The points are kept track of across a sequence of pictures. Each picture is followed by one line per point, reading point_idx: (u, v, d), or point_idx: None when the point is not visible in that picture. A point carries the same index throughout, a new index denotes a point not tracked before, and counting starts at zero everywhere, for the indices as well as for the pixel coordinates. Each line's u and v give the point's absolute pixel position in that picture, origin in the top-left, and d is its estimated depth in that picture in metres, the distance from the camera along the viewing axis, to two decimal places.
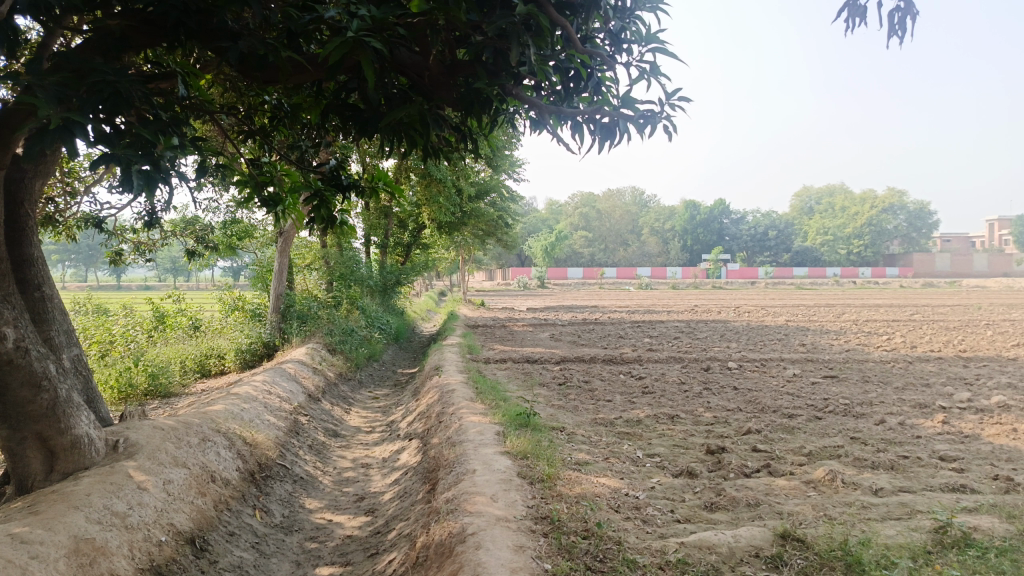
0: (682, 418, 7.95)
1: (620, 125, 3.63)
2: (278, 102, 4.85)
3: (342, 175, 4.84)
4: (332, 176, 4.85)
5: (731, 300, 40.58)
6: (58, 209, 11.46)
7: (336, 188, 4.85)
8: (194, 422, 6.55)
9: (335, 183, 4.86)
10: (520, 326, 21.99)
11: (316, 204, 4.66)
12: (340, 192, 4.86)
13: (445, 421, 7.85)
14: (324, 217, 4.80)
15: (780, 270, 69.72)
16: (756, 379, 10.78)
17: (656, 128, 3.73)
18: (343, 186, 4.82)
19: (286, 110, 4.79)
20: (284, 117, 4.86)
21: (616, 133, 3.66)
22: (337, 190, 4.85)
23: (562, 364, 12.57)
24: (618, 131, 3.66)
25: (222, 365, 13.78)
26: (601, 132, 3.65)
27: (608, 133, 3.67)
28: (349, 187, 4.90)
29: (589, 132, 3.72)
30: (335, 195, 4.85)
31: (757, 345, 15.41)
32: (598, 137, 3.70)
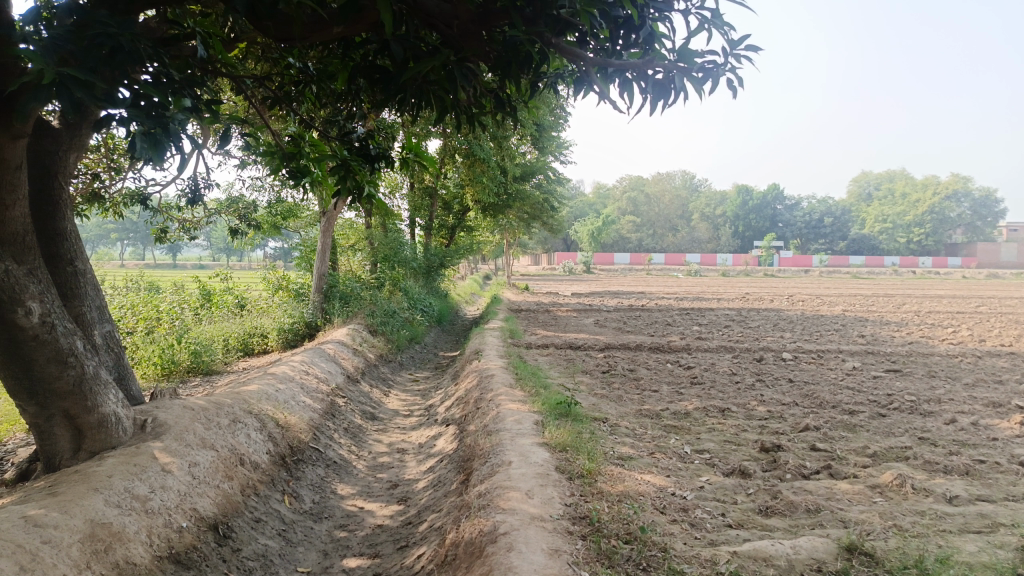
0: (733, 412, 7.49)
1: (675, 81, 3.23)
2: (303, 66, 4.57)
3: (371, 147, 4.53)
4: (361, 146, 4.54)
5: (783, 288, 39.36)
6: (104, 186, 11.51)
7: (365, 160, 4.54)
8: (226, 402, 6.38)
9: (364, 154, 4.54)
10: (564, 311, 21.60)
11: (342, 176, 4.34)
12: (369, 164, 4.54)
13: (482, 408, 7.57)
14: (351, 188, 4.45)
15: (835, 258, 67.55)
16: (812, 371, 10.22)
17: (717, 83, 3.30)
18: (373, 158, 4.51)
19: (313, 74, 4.51)
20: (311, 81, 4.57)
21: (670, 90, 3.27)
22: (366, 162, 4.54)
23: (607, 351, 12.18)
24: (672, 88, 3.26)
25: (265, 344, 13.75)
26: (654, 89, 3.27)
27: (662, 91, 3.28)
28: (378, 158, 4.59)
29: (641, 91, 3.34)
30: (362, 166, 4.55)
31: (812, 336, 14.72)
32: (651, 95, 3.31)
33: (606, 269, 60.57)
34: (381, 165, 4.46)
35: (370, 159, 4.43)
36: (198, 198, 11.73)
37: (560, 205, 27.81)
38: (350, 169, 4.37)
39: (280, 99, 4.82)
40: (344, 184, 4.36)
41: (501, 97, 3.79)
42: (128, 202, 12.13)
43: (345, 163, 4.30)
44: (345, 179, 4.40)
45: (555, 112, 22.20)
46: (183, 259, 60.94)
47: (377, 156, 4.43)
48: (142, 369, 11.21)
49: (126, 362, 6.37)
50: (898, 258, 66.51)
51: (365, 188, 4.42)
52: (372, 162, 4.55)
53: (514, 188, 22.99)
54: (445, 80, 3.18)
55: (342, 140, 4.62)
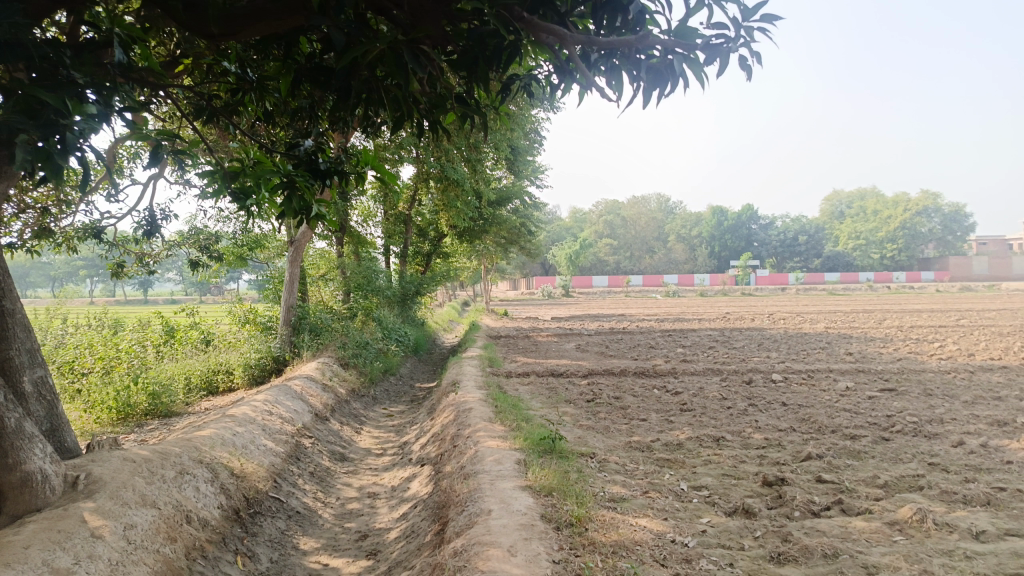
0: (729, 442, 6.99)
1: (673, 66, 2.79)
2: (242, 71, 4.03)
3: (320, 160, 4.02)
4: (310, 160, 4.02)
5: (763, 307, 39.21)
6: (55, 221, 10.90)
7: (314, 175, 4.02)
8: (173, 452, 5.76)
9: (312, 169, 4.03)
10: (544, 336, 21.08)
11: (288, 195, 3.79)
12: (319, 181, 4.03)
13: (459, 446, 6.99)
14: (297, 210, 3.93)
15: (811, 276, 67.96)
16: (804, 393, 9.77)
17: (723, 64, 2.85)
18: (326, 174, 4.00)
19: (255, 81, 3.98)
20: (253, 90, 4.03)
21: (668, 76, 2.82)
22: (315, 177, 4.03)
23: (590, 377, 11.68)
24: (669, 74, 2.83)
25: (230, 381, 13.04)
26: (648, 76, 2.83)
27: (659, 77, 2.84)
28: (329, 173, 4.06)
29: (632, 78, 2.92)
30: (311, 183, 4.03)
31: (799, 355, 14.33)
32: (645, 83, 2.87)
33: (585, 293, 60.30)
34: (334, 182, 3.92)
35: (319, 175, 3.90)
36: (156, 229, 11.16)
37: (537, 229, 27.44)
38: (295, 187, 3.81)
39: (218, 111, 4.27)
40: (290, 204, 3.83)
41: (467, 104, 3.33)
42: (81, 237, 11.50)
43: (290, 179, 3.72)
44: (292, 199, 3.85)
45: (529, 135, 21.92)
46: (155, 294, 59.79)
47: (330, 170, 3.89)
48: (95, 414, 10.47)
49: (60, 410, 5.68)
50: (873, 274, 67.03)
51: (316, 208, 3.89)
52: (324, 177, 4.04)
53: (490, 212, 22.60)
54: (394, 67, 2.70)
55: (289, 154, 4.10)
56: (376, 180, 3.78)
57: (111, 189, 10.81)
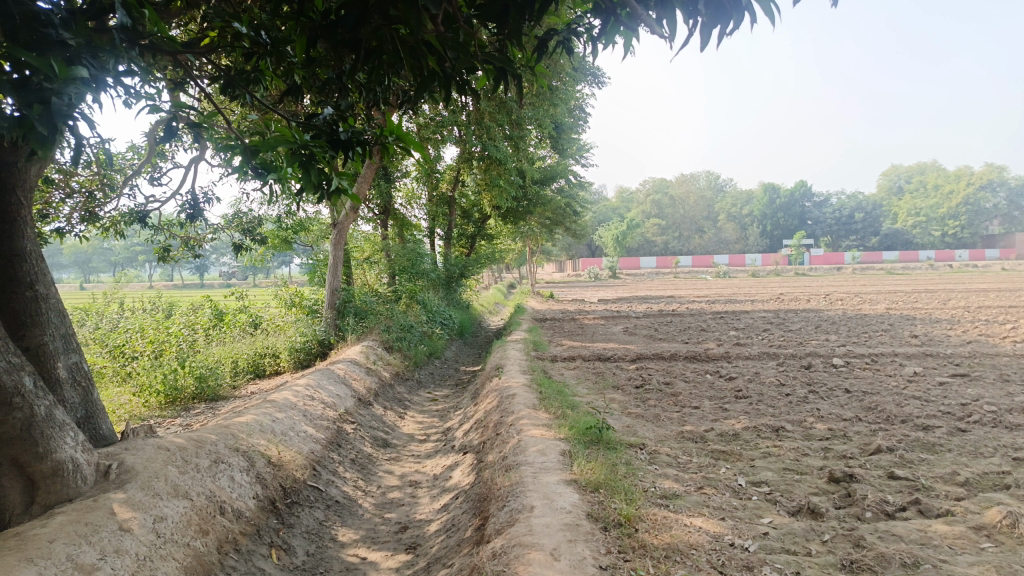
0: (790, 433, 6.55)
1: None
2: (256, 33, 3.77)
3: (340, 129, 3.72)
4: (328, 130, 3.73)
5: (817, 287, 38.03)
6: (101, 205, 10.94)
7: (332, 145, 3.73)
8: (209, 439, 5.61)
9: (331, 139, 3.73)
10: (590, 319, 20.67)
11: (304, 169, 3.58)
12: (337, 153, 3.74)
13: (502, 434, 6.72)
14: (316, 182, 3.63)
15: (868, 254, 65.76)
16: (868, 379, 9.22)
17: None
18: (347, 146, 3.71)
19: (269, 45, 3.75)
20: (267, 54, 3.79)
21: (733, 12, 2.42)
22: (334, 148, 3.74)
23: (638, 362, 11.28)
24: (735, 9, 2.42)
25: (276, 364, 13.00)
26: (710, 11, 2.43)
27: (721, 13, 2.43)
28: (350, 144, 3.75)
29: (689, 16, 2.52)
30: (331, 155, 3.73)
31: (860, 338, 13.65)
32: (704, 22, 2.47)
33: (632, 274, 59.49)
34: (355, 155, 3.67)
35: (338, 147, 3.64)
36: (199, 213, 11.16)
37: (582, 209, 26.95)
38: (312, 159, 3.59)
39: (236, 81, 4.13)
40: (307, 179, 3.62)
41: (501, 58, 3.01)
42: (128, 222, 11.58)
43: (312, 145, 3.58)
44: (309, 172, 3.67)
45: (573, 112, 21.45)
46: (210, 278, 61.26)
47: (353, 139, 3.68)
48: (144, 398, 10.53)
49: (95, 396, 5.57)
50: (934, 252, 64.50)
51: (336, 183, 3.68)
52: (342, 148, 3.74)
53: (534, 192, 22.23)
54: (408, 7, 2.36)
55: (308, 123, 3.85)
56: (393, 154, 3.54)
57: (155, 173, 10.82)
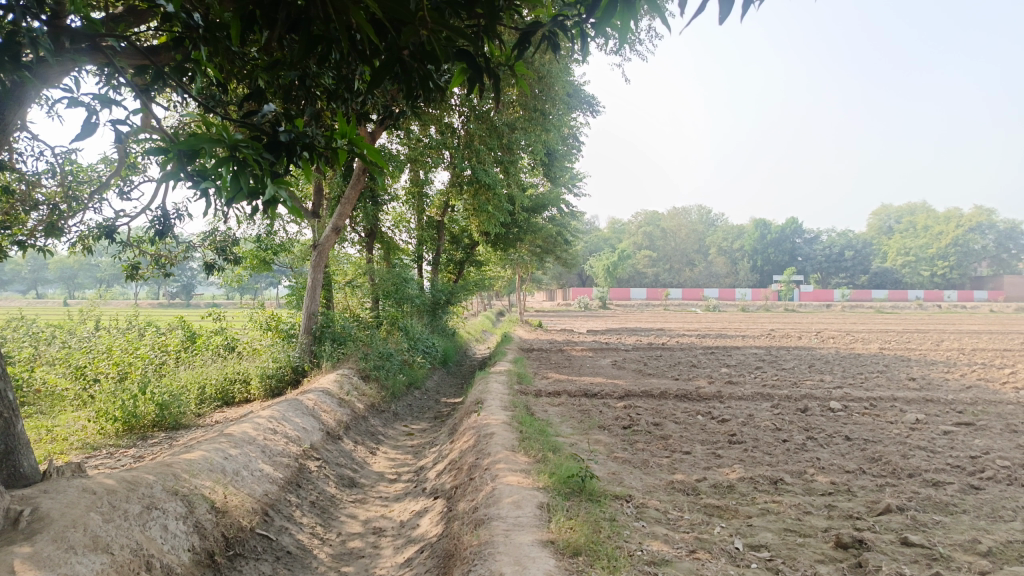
0: (789, 486, 6.01)
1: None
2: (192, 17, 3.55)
3: (281, 132, 3.34)
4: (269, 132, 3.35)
5: (810, 324, 37.70)
6: (67, 219, 10.41)
7: (268, 148, 3.33)
8: (144, 480, 5.01)
9: (269, 142, 3.33)
10: (579, 351, 20.11)
11: (230, 171, 2.95)
12: (275, 158, 3.34)
13: (476, 480, 6.15)
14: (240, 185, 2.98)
15: (858, 292, 65.69)
16: (869, 426, 8.69)
17: None
18: (289, 154, 3.35)
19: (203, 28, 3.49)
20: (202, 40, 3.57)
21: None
22: (273, 152, 3.33)
23: (626, 399, 10.74)
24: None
25: (246, 391, 12.36)
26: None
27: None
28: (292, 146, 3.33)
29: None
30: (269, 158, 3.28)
31: (856, 379, 13.15)
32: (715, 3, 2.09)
33: (623, 305, 58.99)
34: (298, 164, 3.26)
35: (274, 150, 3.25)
36: (169, 231, 10.67)
37: (572, 237, 26.55)
38: (240, 163, 2.99)
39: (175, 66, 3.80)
40: (235, 186, 2.97)
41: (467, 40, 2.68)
42: (95, 238, 11.04)
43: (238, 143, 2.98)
44: (239, 180, 3.05)
45: (566, 141, 21.14)
46: (195, 296, 60.46)
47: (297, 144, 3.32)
48: (100, 424, 9.88)
49: (20, 428, 4.84)
50: (923, 292, 64.61)
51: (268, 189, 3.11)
52: (281, 152, 3.35)
53: (524, 220, 21.82)
54: None
55: (247, 124, 3.46)
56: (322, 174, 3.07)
57: (125, 187, 10.34)
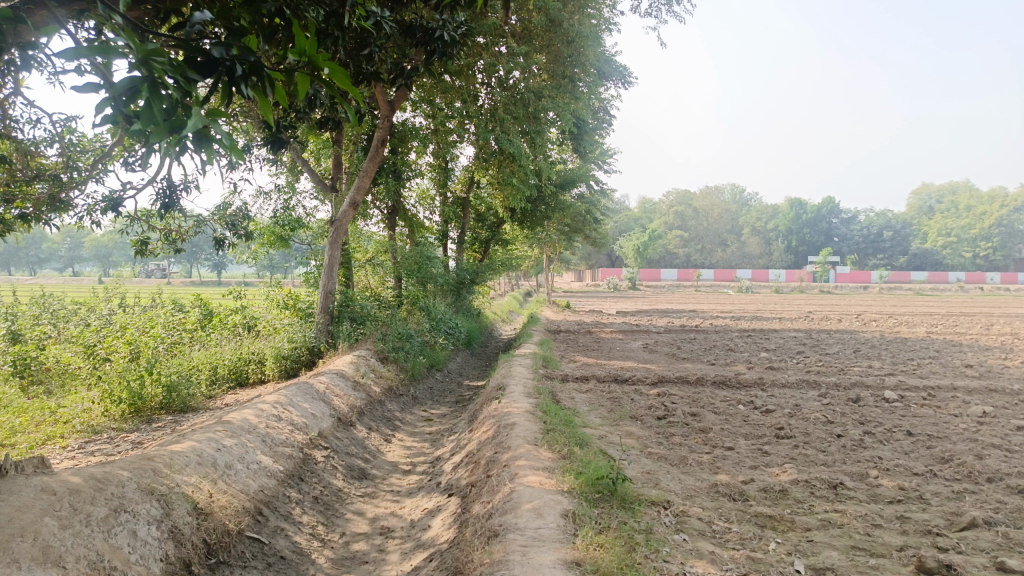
0: (851, 492, 5.24)
1: None
2: None
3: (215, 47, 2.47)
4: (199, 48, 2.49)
5: (851, 306, 36.47)
6: (69, 191, 9.89)
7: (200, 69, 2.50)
8: (116, 478, 4.41)
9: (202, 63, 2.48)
10: (607, 333, 19.37)
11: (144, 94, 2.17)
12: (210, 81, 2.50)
13: (494, 478, 5.49)
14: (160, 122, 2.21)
15: (897, 275, 63.67)
16: (930, 419, 7.86)
17: None
18: (230, 79, 2.48)
19: None
20: None
21: None
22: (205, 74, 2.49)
23: (659, 386, 10.02)
24: None
25: (261, 372, 11.85)
26: None
27: None
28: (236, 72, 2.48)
29: None
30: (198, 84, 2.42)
31: (909, 366, 12.24)
32: None
33: (653, 286, 57.90)
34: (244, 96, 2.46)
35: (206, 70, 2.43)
36: (175, 204, 10.16)
37: (602, 215, 25.73)
38: (153, 83, 2.20)
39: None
40: (147, 114, 2.17)
41: None
42: (101, 212, 10.59)
43: (147, 55, 2.21)
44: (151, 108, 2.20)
45: (596, 114, 20.27)
46: (225, 275, 60.79)
47: (241, 66, 2.49)
48: (104, 406, 9.41)
49: None
50: (964, 274, 62.52)
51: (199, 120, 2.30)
52: (216, 76, 2.51)
53: (552, 196, 21.07)
54: None
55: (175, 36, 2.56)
56: (271, 106, 2.33)
57: (128, 157, 9.84)
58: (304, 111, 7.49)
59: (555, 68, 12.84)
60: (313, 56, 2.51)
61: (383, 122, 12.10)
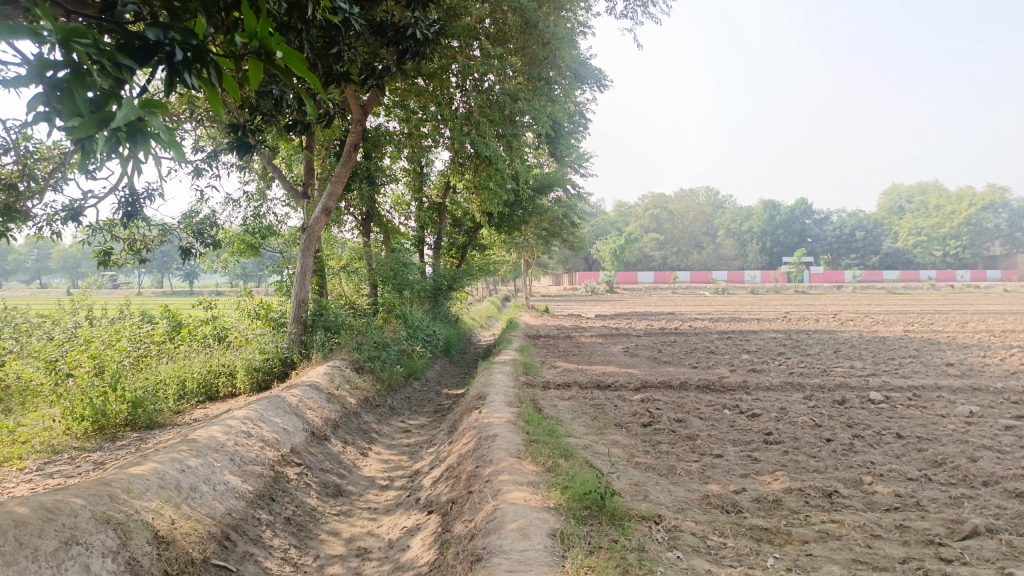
0: (847, 501, 5.05)
1: None
2: None
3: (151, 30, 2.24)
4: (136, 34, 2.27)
5: (827, 305, 36.71)
6: (26, 200, 9.46)
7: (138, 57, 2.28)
8: (67, 507, 4.08)
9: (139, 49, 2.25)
10: (587, 337, 19.19)
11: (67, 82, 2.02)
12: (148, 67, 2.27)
13: (476, 494, 5.23)
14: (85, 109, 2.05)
15: (869, 274, 64.41)
16: (918, 420, 7.74)
17: None
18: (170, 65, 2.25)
19: None
20: None
21: None
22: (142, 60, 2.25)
23: (642, 391, 9.82)
24: None
25: (232, 385, 11.46)
26: None
27: None
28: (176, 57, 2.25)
29: None
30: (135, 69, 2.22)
31: (890, 366, 12.19)
32: None
33: (630, 289, 57.91)
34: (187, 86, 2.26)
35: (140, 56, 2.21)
36: (139, 213, 9.79)
37: (579, 220, 25.61)
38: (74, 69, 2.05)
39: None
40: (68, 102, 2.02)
41: None
42: (61, 221, 10.17)
43: (68, 36, 2.02)
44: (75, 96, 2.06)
45: (572, 118, 20.14)
46: (199, 284, 59.86)
47: (181, 52, 2.26)
48: (65, 424, 8.99)
49: None
50: (935, 272, 63.44)
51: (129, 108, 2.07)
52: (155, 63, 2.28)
53: (529, 200, 20.87)
54: None
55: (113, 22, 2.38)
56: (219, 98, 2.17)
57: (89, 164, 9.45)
58: (271, 114, 7.22)
59: (530, 70, 12.62)
60: (265, 38, 2.30)
61: (355, 126, 11.79)
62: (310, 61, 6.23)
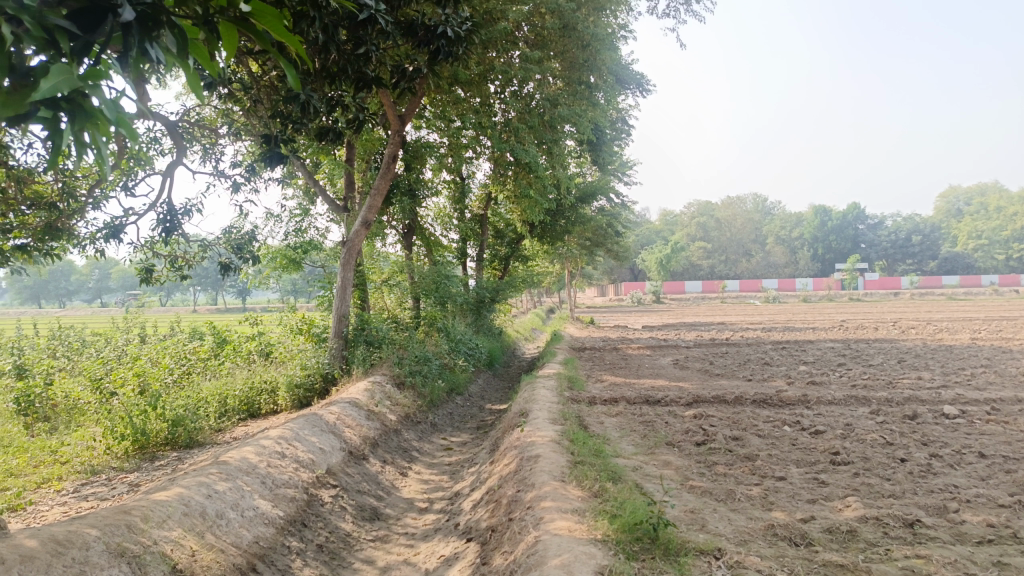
0: (932, 531, 4.51)
1: None
2: None
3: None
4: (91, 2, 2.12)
5: (884, 313, 35.20)
6: (68, 219, 9.46)
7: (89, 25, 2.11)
8: (80, 539, 3.83)
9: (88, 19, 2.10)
10: (634, 348, 18.63)
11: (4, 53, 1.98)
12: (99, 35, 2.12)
13: (517, 523, 4.83)
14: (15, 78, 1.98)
15: (928, 280, 61.99)
16: (1001, 437, 7.07)
17: None
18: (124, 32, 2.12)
19: None
20: None
21: None
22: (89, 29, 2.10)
23: (694, 406, 9.31)
24: None
25: (273, 402, 11.29)
26: None
27: None
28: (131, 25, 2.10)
29: None
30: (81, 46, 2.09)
31: (961, 376, 11.39)
32: None
33: (678, 299, 56.82)
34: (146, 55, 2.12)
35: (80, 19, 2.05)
36: (177, 228, 9.72)
37: (623, 229, 25.10)
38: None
39: None
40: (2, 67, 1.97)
41: None
42: (103, 240, 10.20)
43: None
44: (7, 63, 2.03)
45: (615, 125, 19.70)
46: (249, 301, 61.02)
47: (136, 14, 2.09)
48: (106, 443, 8.89)
49: None
50: (999, 276, 60.74)
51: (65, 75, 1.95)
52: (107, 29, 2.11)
53: (572, 209, 20.48)
54: None
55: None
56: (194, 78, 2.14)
57: (129, 181, 9.44)
58: (303, 122, 7.06)
59: (570, 75, 12.29)
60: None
61: (393, 137, 11.58)
62: (339, 67, 6.05)
